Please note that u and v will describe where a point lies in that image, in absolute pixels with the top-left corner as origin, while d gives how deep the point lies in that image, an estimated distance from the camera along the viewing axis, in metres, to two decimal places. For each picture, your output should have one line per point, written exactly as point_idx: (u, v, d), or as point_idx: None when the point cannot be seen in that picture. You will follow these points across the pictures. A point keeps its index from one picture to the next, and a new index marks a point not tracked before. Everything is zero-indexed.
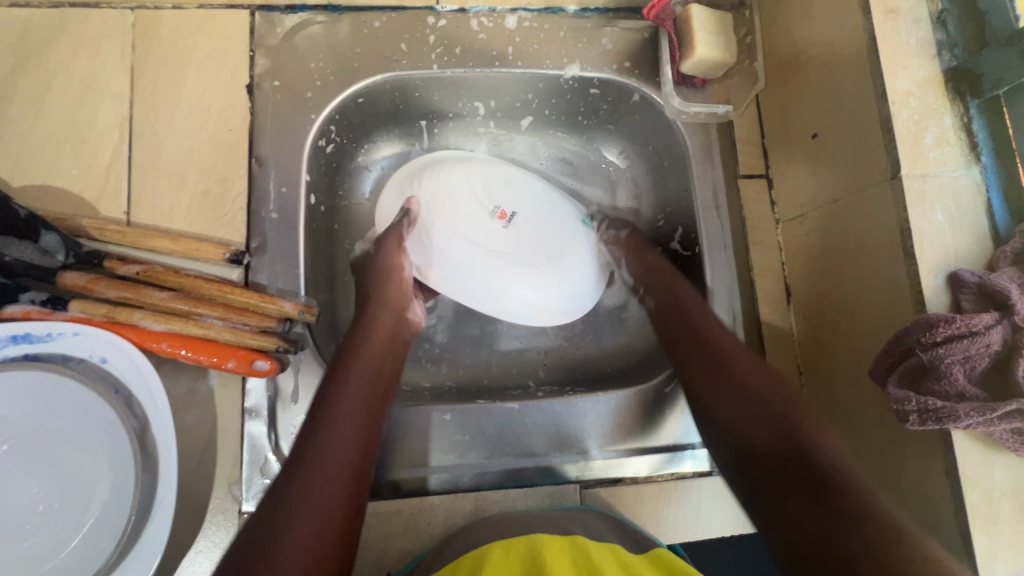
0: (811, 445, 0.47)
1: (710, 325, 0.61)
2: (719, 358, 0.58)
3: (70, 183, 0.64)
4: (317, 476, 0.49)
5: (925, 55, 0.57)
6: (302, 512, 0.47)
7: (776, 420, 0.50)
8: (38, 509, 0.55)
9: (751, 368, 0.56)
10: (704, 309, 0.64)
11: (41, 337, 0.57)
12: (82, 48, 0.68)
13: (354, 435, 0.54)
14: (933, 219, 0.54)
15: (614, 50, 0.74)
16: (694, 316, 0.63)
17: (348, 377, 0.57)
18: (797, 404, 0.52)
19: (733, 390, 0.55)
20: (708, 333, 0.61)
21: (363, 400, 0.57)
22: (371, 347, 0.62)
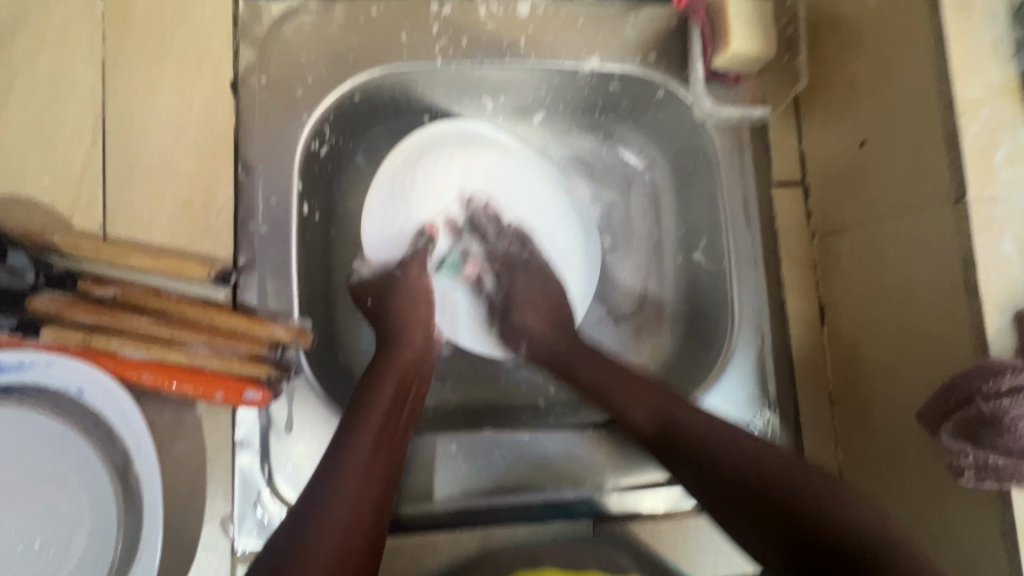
0: (839, 528, 0.44)
1: (636, 399, 0.58)
2: (672, 430, 0.54)
3: (39, 192, 0.59)
4: (345, 493, 0.47)
5: (1001, 57, 0.50)
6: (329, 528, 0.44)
7: (779, 493, 0.47)
8: (16, 549, 0.52)
9: (700, 427, 0.53)
10: (636, 383, 0.59)
11: (9, 366, 0.52)
12: (47, 40, 0.61)
13: (383, 452, 0.52)
14: (1000, 249, 0.48)
15: (637, 41, 0.67)
16: (601, 376, 0.61)
17: (377, 393, 0.55)
18: (794, 470, 0.48)
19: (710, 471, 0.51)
20: (635, 412, 0.57)
21: (390, 415, 0.54)
22: (403, 361, 0.60)
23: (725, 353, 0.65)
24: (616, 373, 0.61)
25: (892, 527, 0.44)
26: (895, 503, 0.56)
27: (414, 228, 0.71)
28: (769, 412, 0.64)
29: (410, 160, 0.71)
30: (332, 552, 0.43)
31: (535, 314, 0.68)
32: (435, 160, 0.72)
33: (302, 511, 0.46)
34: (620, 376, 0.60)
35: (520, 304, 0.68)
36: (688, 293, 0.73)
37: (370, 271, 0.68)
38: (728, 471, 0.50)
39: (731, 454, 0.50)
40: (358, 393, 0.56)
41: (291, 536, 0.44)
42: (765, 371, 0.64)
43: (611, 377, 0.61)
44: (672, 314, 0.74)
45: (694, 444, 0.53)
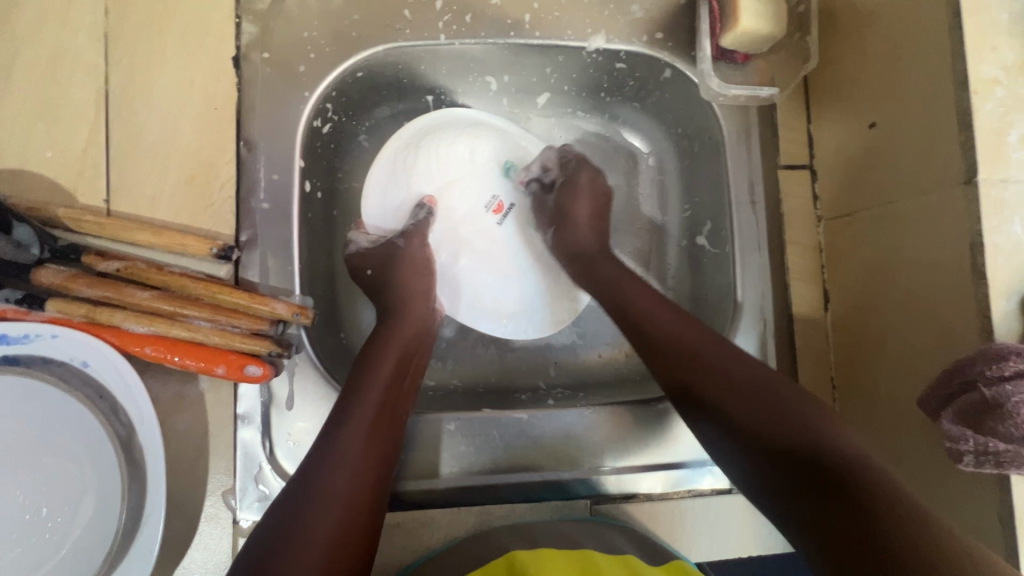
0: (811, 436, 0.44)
1: (669, 327, 0.55)
2: (684, 376, 0.52)
3: (43, 167, 0.59)
4: (347, 459, 0.48)
5: (1018, 34, 0.48)
6: (327, 497, 0.45)
7: (778, 429, 0.45)
8: (26, 517, 0.54)
9: (728, 368, 0.50)
10: (659, 305, 0.58)
11: (18, 338, 0.53)
12: (50, 13, 0.61)
13: (383, 425, 0.52)
14: (1009, 233, 0.47)
15: (645, 19, 0.66)
16: (631, 292, 0.60)
17: (377, 365, 0.55)
18: (789, 395, 0.47)
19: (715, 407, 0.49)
20: (666, 339, 0.55)
21: (390, 387, 0.54)
22: (403, 334, 0.60)
23: (727, 337, 0.64)
24: (643, 291, 0.60)
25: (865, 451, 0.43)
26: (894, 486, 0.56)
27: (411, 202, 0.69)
28: None
29: (412, 140, 0.70)
30: (331, 520, 0.44)
31: (583, 204, 0.69)
32: (439, 138, 0.70)
33: (305, 474, 0.47)
34: (636, 292, 0.60)
35: (576, 190, 0.70)
36: (691, 277, 0.72)
37: (369, 243, 0.67)
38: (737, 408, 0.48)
39: (736, 377, 0.49)
40: (361, 362, 0.56)
41: (289, 504, 0.44)
42: (767, 355, 0.64)
43: (626, 281, 0.62)
44: (675, 296, 0.74)
45: (707, 375, 0.51)
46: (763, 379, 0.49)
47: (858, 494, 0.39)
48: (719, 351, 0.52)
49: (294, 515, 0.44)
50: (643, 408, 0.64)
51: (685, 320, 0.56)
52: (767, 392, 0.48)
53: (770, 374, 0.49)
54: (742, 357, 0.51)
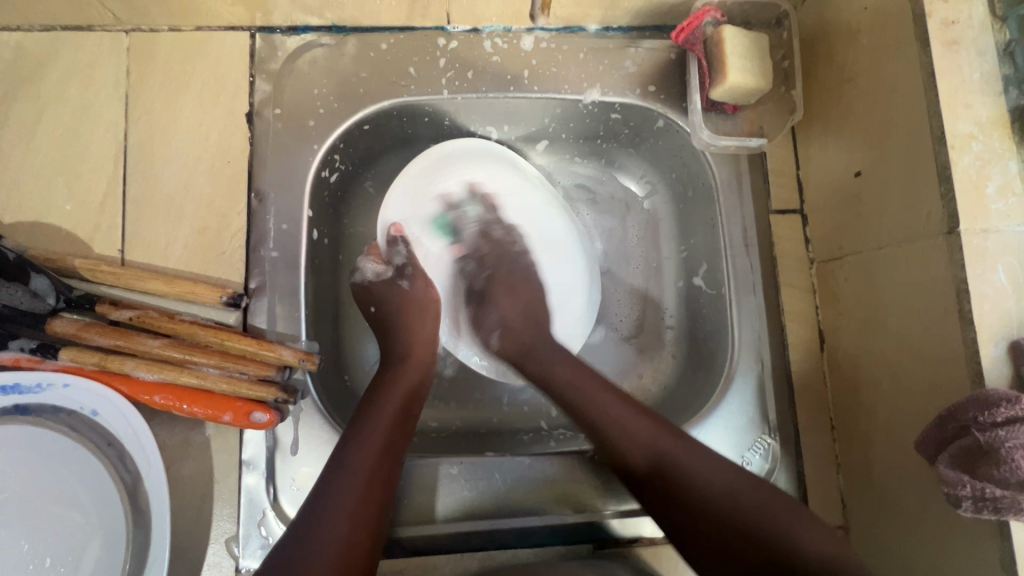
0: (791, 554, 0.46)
1: (625, 428, 0.55)
2: (656, 473, 0.53)
3: (62, 219, 0.61)
4: (337, 523, 0.47)
5: (990, 92, 0.51)
6: (327, 540, 0.46)
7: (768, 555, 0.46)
8: (29, 567, 0.54)
9: (692, 472, 0.52)
10: (625, 407, 0.57)
11: (30, 387, 0.55)
12: (75, 75, 0.64)
13: (376, 484, 0.51)
14: (993, 280, 0.48)
15: (637, 73, 0.69)
16: (598, 405, 0.57)
17: (383, 404, 0.57)
18: (791, 515, 0.48)
19: (714, 539, 0.49)
20: (623, 444, 0.55)
21: (396, 426, 0.56)
22: (408, 372, 0.61)
23: (726, 378, 0.65)
24: (602, 391, 0.58)
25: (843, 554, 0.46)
26: (898, 533, 0.56)
27: (387, 229, 0.69)
28: (770, 438, 0.64)
29: (434, 166, 0.70)
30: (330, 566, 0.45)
31: (511, 305, 0.67)
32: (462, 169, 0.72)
33: (295, 536, 0.46)
34: (609, 403, 0.57)
35: (506, 296, 0.67)
36: (690, 317, 0.74)
37: (377, 275, 0.68)
38: (748, 539, 0.47)
39: (708, 502, 0.50)
40: (359, 415, 0.56)
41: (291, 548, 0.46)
42: (766, 397, 0.65)
43: (589, 381, 0.59)
44: (676, 337, 0.75)
45: (675, 474, 0.52)
46: (715, 475, 0.51)
47: None
48: (682, 445, 0.53)
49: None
50: None
51: (652, 426, 0.55)
52: (722, 492, 0.50)
53: (722, 471, 0.52)
54: (705, 454, 0.53)
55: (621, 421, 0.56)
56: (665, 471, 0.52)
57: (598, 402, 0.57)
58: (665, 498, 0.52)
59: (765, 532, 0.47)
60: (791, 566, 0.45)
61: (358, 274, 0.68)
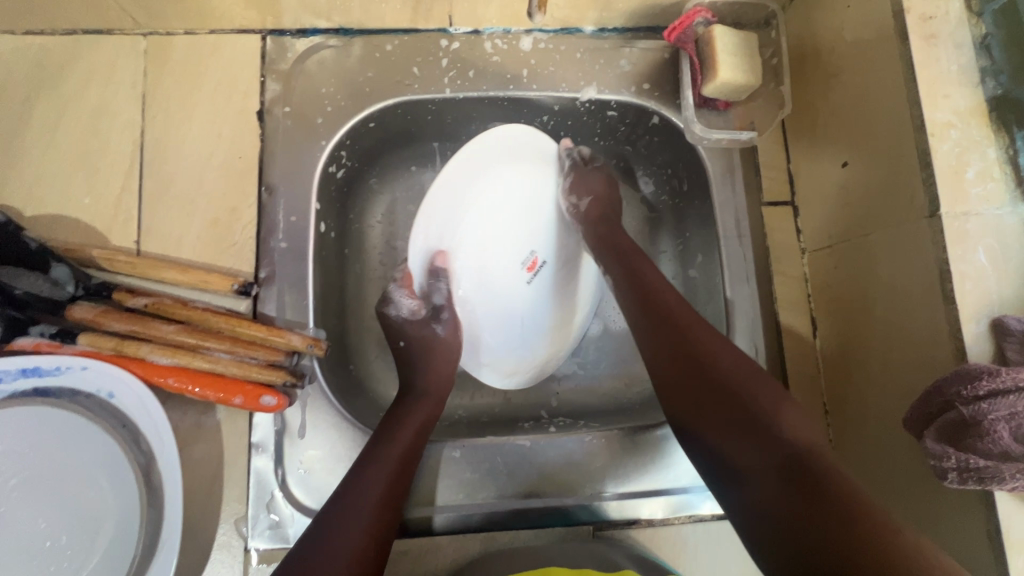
0: (781, 440, 0.46)
1: (665, 297, 0.58)
2: (682, 342, 0.54)
3: (81, 212, 0.64)
4: (355, 528, 0.49)
5: (968, 83, 0.53)
6: (344, 542, 0.48)
7: (756, 435, 0.47)
8: (45, 544, 0.56)
9: (721, 359, 0.52)
10: (660, 280, 0.60)
11: (50, 370, 0.57)
12: (95, 76, 0.67)
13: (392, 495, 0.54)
14: (974, 261, 0.50)
15: (632, 72, 0.72)
16: (640, 268, 0.60)
17: (404, 422, 0.59)
18: (777, 393, 0.50)
19: (732, 409, 0.49)
20: (659, 302, 0.57)
21: (414, 443, 0.58)
22: (428, 390, 0.63)
23: None
24: (649, 268, 0.60)
25: (816, 442, 0.46)
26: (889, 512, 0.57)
27: (425, 261, 0.63)
28: None
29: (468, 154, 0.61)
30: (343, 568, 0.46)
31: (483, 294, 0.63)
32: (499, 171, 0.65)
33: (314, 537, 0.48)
34: (645, 267, 0.60)
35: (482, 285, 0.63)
36: None
37: (415, 313, 0.65)
38: (757, 424, 0.47)
39: (727, 376, 0.51)
40: (383, 428, 0.58)
41: (308, 548, 0.47)
42: None
43: (633, 255, 0.62)
44: None
45: (699, 351, 0.53)
46: (744, 366, 0.52)
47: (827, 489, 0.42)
48: (718, 340, 0.54)
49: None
50: (643, 432, 0.66)
51: (691, 317, 0.56)
52: (734, 374, 0.51)
53: (750, 366, 0.52)
54: (731, 350, 0.53)
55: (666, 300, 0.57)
56: (687, 341, 0.54)
57: (644, 270, 0.60)
58: (681, 375, 0.52)
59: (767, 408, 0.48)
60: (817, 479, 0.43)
61: (393, 309, 0.66)
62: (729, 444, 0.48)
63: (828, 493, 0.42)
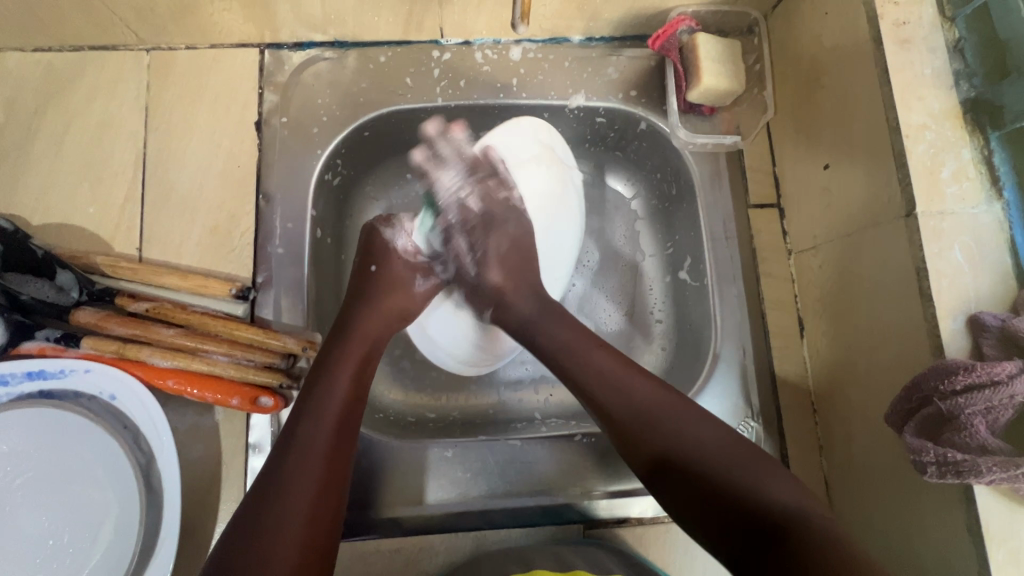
0: (771, 509, 0.44)
1: (615, 386, 0.53)
2: (643, 427, 0.50)
3: (85, 220, 0.67)
4: (306, 479, 0.47)
5: (942, 85, 0.55)
6: (301, 474, 0.47)
7: (746, 513, 0.44)
8: (48, 543, 0.57)
9: (685, 434, 0.49)
10: (618, 364, 0.55)
11: (55, 373, 0.59)
12: (100, 90, 0.70)
13: (342, 437, 0.51)
14: (951, 258, 0.51)
15: (619, 80, 0.74)
16: (586, 359, 0.56)
17: (342, 359, 0.56)
18: (761, 467, 0.47)
19: (707, 494, 0.46)
20: (609, 395, 0.53)
21: (356, 380, 0.56)
22: (370, 324, 0.61)
23: (710, 364, 0.68)
24: (599, 354, 0.56)
25: (804, 501, 0.45)
26: (875, 508, 0.58)
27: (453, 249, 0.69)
28: (752, 421, 0.66)
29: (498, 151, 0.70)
30: (306, 503, 0.46)
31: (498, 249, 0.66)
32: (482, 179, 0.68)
33: (263, 486, 0.46)
34: (593, 356, 0.56)
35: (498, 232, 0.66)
36: (676, 309, 0.77)
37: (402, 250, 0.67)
38: (744, 502, 0.44)
39: (703, 464, 0.47)
40: (321, 366, 0.55)
41: (264, 490, 0.46)
42: (748, 382, 0.68)
43: (582, 342, 0.58)
44: (665, 330, 0.77)
45: (662, 437, 0.49)
46: (715, 438, 0.49)
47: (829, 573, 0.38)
48: (679, 412, 0.51)
49: (247, 534, 0.43)
50: None
51: (656, 391, 0.53)
52: (709, 449, 0.48)
53: (729, 438, 0.49)
54: (703, 419, 0.50)
55: (617, 381, 0.54)
56: (651, 434, 0.50)
57: (591, 358, 0.56)
58: (657, 462, 0.49)
59: (750, 483, 0.45)
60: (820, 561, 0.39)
61: (389, 231, 0.67)
62: (729, 530, 0.44)
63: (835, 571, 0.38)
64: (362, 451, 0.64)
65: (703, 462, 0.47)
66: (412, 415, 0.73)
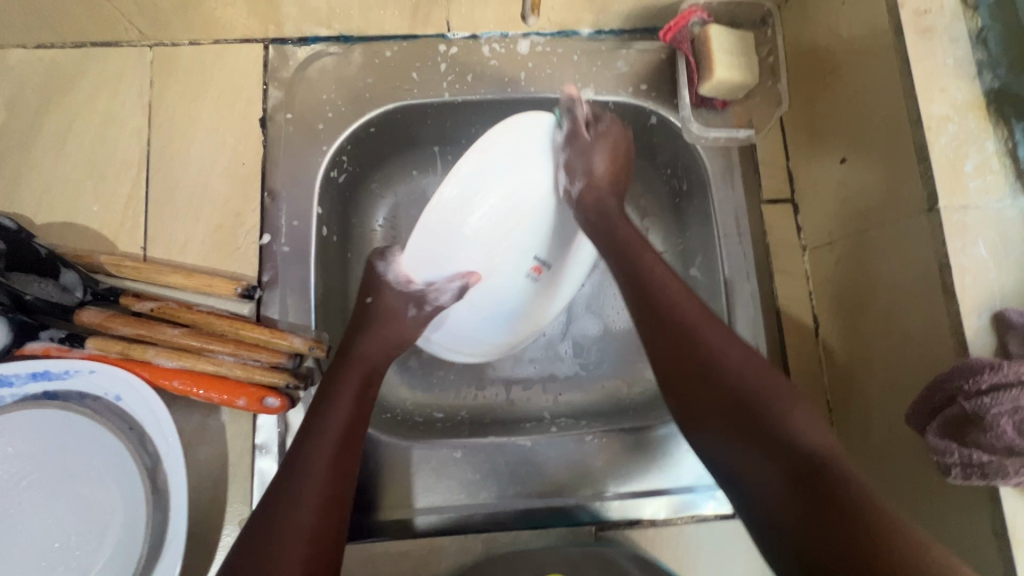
0: (791, 444, 0.43)
1: (668, 292, 0.54)
2: (686, 331, 0.51)
3: (89, 219, 0.66)
4: (302, 515, 0.46)
5: (964, 76, 0.53)
6: (298, 509, 0.46)
7: (760, 440, 0.44)
8: (55, 545, 0.57)
9: (720, 350, 0.49)
10: (671, 279, 0.55)
11: (59, 374, 0.58)
12: (102, 87, 0.69)
13: (340, 468, 0.50)
14: (975, 254, 0.50)
15: (629, 73, 0.72)
16: (641, 261, 0.57)
17: (344, 382, 0.56)
18: (791, 402, 0.46)
19: (732, 409, 0.46)
20: (659, 298, 0.54)
21: (356, 406, 0.55)
22: (368, 350, 0.59)
23: None
24: (652, 262, 0.56)
25: (830, 445, 0.43)
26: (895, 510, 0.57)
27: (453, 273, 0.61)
28: None
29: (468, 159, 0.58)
30: (305, 529, 0.46)
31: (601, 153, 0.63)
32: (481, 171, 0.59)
33: (257, 522, 0.46)
34: (651, 264, 0.56)
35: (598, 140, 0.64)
36: None
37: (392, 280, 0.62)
38: (769, 423, 0.44)
39: (737, 382, 0.47)
40: (322, 395, 0.55)
41: (264, 516, 0.46)
42: None
43: (638, 245, 0.58)
44: None
45: (703, 347, 0.50)
46: (751, 363, 0.48)
47: (837, 498, 0.39)
48: (722, 333, 0.51)
49: (242, 571, 0.43)
50: (644, 431, 0.66)
51: (701, 312, 0.52)
52: (738, 372, 0.48)
53: (759, 368, 0.48)
54: (740, 345, 0.50)
55: (668, 293, 0.54)
56: (694, 339, 0.50)
57: (646, 263, 0.56)
58: (689, 372, 0.49)
59: (774, 407, 0.45)
60: (831, 490, 0.39)
61: (382, 265, 0.62)
62: (741, 455, 0.44)
63: (838, 500, 0.38)
64: (370, 452, 0.63)
65: (732, 380, 0.47)
66: (420, 414, 0.72)
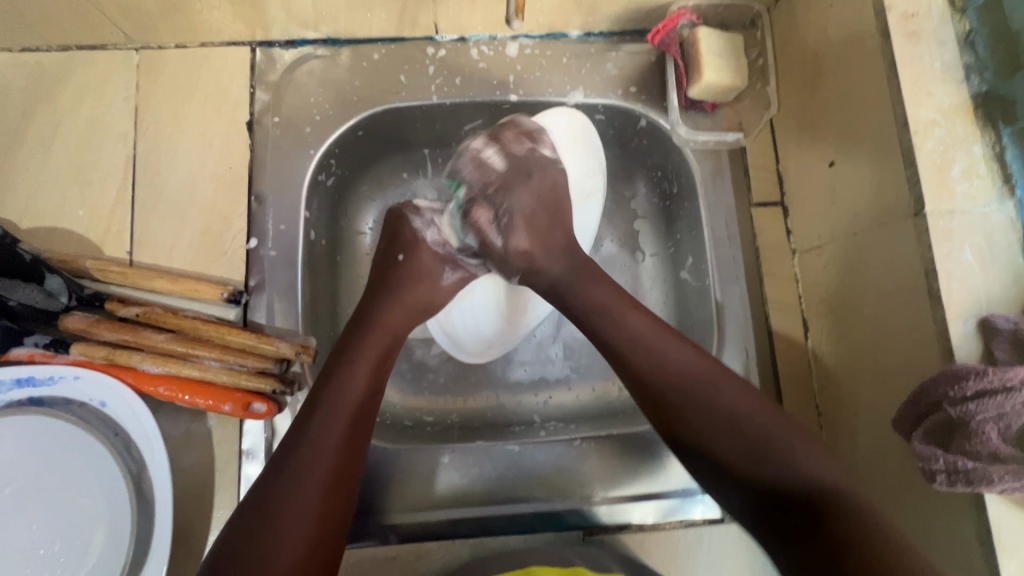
0: (804, 479, 0.44)
1: (656, 347, 0.53)
2: (676, 394, 0.50)
3: (75, 224, 0.65)
4: (313, 486, 0.45)
5: (952, 79, 0.53)
6: (307, 480, 0.45)
7: (774, 481, 0.45)
8: (39, 551, 0.57)
9: (713, 402, 0.49)
10: (657, 332, 0.54)
11: (44, 380, 0.58)
12: (88, 91, 0.68)
13: (352, 442, 0.49)
14: (961, 259, 0.50)
15: (618, 76, 0.72)
16: (620, 322, 0.55)
17: (361, 353, 0.55)
18: (786, 432, 0.47)
19: (735, 457, 0.47)
20: (645, 355, 0.53)
21: (371, 377, 0.54)
22: (391, 316, 0.60)
23: None
24: (634, 314, 0.55)
25: (839, 477, 0.45)
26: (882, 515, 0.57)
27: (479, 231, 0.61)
28: None
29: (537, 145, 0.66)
30: (308, 514, 0.44)
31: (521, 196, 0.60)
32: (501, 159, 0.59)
33: (263, 488, 0.45)
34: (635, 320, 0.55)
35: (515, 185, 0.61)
36: (678, 310, 0.75)
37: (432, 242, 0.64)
38: (775, 468, 0.46)
39: (732, 433, 0.48)
40: (333, 364, 0.54)
41: (262, 496, 0.44)
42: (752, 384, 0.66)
43: (620, 301, 0.56)
44: None
45: (697, 403, 0.50)
46: (744, 403, 0.49)
47: (846, 531, 0.41)
48: (718, 381, 0.51)
49: (247, 538, 0.42)
50: (632, 435, 0.65)
51: (695, 364, 0.52)
52: (739, 418, 0.48)
53: (750, 402, 0.49)
54: (734, 387, 0.50)
55: (650, 340, 0.53)
56: (687, 396, 0.50)
57: (628, 316, 0.55)
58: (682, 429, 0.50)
59: (776, 451, 0.46)
60: (842, 526, 0.41)
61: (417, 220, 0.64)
62: (753, 501, 0.46)
63: (850, 533, 0.41)
64: None
65: (733, 430, 0.48)
66: (409, 418, 0.72)
